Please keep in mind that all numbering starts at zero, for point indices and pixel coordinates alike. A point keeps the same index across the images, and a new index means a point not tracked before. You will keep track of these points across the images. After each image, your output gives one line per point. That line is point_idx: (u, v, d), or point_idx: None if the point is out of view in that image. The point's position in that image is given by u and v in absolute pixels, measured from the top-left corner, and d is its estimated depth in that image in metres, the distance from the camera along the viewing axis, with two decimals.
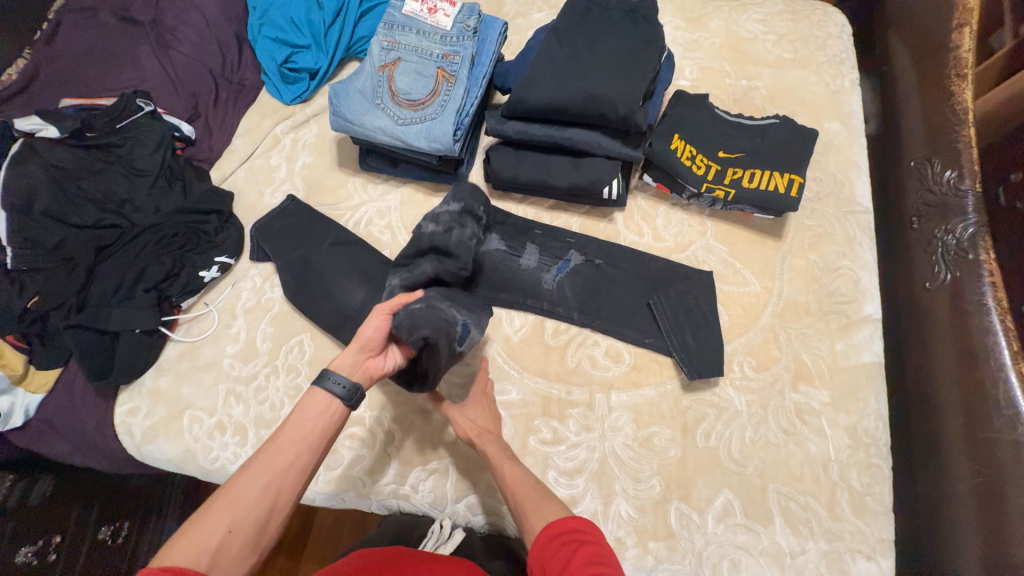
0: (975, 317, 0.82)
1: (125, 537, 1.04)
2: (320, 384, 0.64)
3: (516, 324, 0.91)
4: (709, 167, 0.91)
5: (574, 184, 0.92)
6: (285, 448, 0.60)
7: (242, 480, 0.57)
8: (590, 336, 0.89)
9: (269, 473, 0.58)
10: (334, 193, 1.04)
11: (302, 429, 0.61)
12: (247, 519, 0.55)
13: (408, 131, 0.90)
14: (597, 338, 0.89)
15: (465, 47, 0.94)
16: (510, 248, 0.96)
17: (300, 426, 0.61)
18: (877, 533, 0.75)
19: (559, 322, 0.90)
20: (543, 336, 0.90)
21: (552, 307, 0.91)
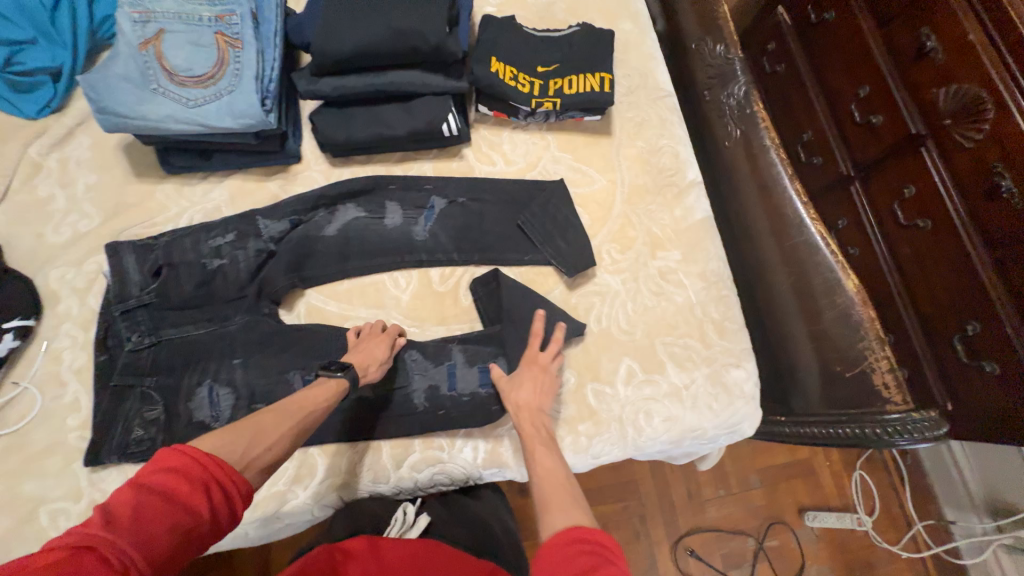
0: (762, 156, 1.02)
1: None
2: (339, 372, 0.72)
3: (402, 284, 0.90)
4: (532, 84, 0.95)
5: (412, 128, 0.90)
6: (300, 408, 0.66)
7: (270, 423, 0.61)
8: (476, 271, 0.92)
9: (298, 420, 0.64)
10: (141, 208, 0.88)
11: (311, 400, 0.67)
12: (283, 442, 0.61)
13: (206, 111, 0.79)
14: (483, 270, 0.92)
15: (240, 3, 0.82)
16: (369, 212, 0.93)
17: (314, 397, 0.67)
18: (739, 345, 0.93)
19: (443, 268, 0.91)
20: (432, 285, 0.90)
21: (433, 255, 0.91)
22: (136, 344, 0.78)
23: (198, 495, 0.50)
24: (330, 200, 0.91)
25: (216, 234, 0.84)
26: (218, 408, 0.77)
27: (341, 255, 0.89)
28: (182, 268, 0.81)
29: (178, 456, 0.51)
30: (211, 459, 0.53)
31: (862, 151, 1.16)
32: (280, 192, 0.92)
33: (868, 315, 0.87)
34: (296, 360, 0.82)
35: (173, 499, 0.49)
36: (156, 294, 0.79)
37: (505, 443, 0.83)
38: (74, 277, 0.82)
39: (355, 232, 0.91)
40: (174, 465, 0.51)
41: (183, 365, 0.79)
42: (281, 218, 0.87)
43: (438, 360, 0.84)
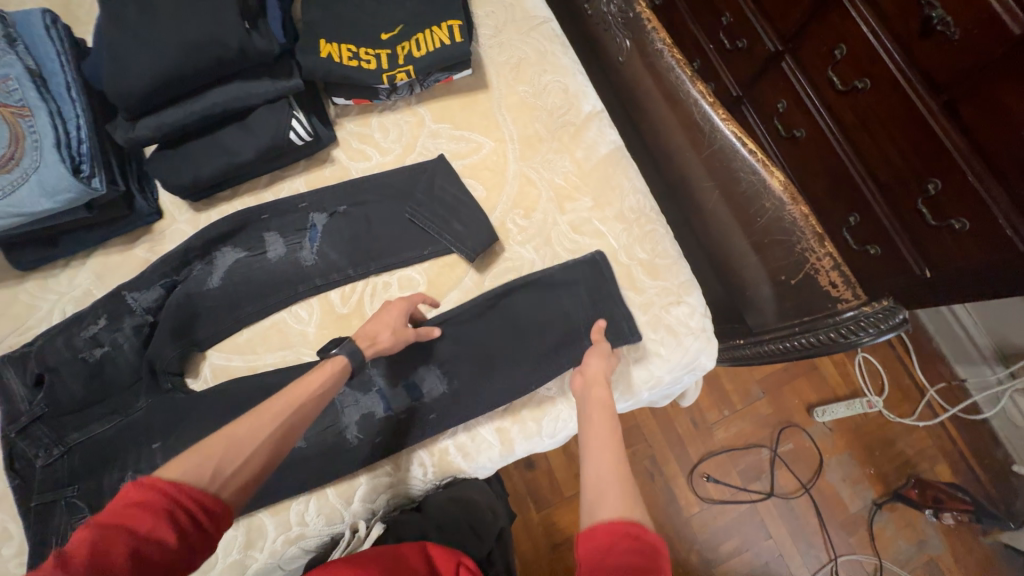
0: (659, 62, 0.89)
1: None
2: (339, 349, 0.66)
3: (304, 316, 0.83)
4: (377, 57, 0.83)
5: (259, 146, 0.80)
6: (300, 397, 0.59)
7: (251, 430, 0.54)
8: (377, 281, 0.84)
9: (280, 423, 0.56)
10: (6, 317, 0.81)
11: (304, 391, 0.60)
12: (259, 455, 0.54)
13: (16, 197, 0.70)
14: (385, 278, 0.84)
15: (12, 64, 0.72)
16: (249, 250, 0.84)
17: (306, 388, 0.60)
18: (676, 280, 0.85)
19: (342, 288, 0.84)
20: (334, 309, 0.83)
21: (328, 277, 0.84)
22: (46, 457, 0.74)
23: (160, 527, 0.47)
24: (202, 248, 0.82)
25: (86, 322, 0.77)
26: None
27: (230, 305, 0.82)
28: (62, 370, 0.75)
29: (137, 489, 0.48)
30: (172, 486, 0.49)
31: (781, 20, 1.01)
32: (149, 256, 0.84)
33: (800, 211, 0.78)
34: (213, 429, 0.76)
35: (135, 531, 0.46)
36: (46, 404, 0.74)
37: (452, 449, 0.79)
38: None
39: (240, 277, 0.83)
40: (135, 498, 0.47)
41: (101, 464, 0.75)
42: (150, 287, 0.80)
43: (364, 388, 0.80)
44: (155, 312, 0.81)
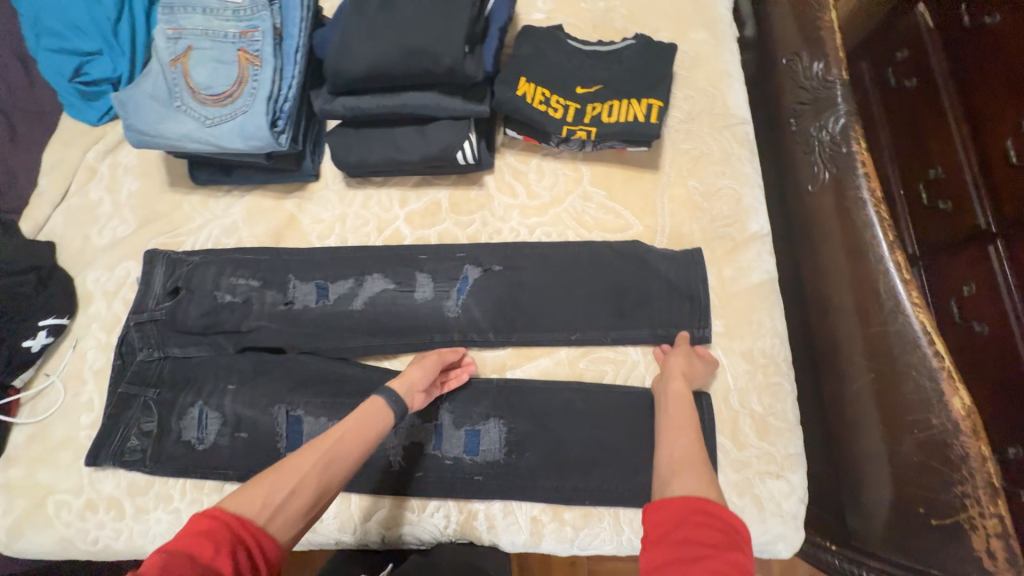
0: (856, 213, 0.79)
1: None
2: (377, 393, 0.68)
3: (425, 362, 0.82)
4: (566, 108, 0.82)
5: (425, 154, 0.83)
6: (340, 436, 0.61)
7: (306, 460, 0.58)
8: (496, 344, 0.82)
9: (330, 454, 0.59)
10: (169, 217, 0.91)
11: (355, 423, 0.63)
12: (306, 487, 0.56)
13: (219, 131, 0.78)
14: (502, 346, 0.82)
15: (263, 19, 0.79)
16: (400, 285, 0.85)
17: (355, 419, 0.64)
18: (784, 451, 0.74)
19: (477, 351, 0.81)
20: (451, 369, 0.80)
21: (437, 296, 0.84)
22: (145, 355, 0.81)
23: (224, 554, 0.47)
24: (360, 271, 0.86)
25: (236, 275, 0.84)
26: (206, 431, 0.77)
27: (362, 333, 0.82)
28: (195, 287, 0.82)
29: (209, 520, 0.49)
30: (240, 517, 0.51)
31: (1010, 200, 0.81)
32: (295, 211, 0.91)
33: (978, 451, 0.62)
34: (287, 393, 0.79)
35: (195, 560, 0.45)
36: (167, 313, 0.81)
37: (480, 515, 0.75)
38: (107, 280, 0.88)
39: (381, 308, 0.83)
40: (203, 528, 0.48)
41: (182, 382, 0.80)
42: (297, 262, 0.86)
43: (426, 418, 0.78)
44: (289, 297, 0.84)
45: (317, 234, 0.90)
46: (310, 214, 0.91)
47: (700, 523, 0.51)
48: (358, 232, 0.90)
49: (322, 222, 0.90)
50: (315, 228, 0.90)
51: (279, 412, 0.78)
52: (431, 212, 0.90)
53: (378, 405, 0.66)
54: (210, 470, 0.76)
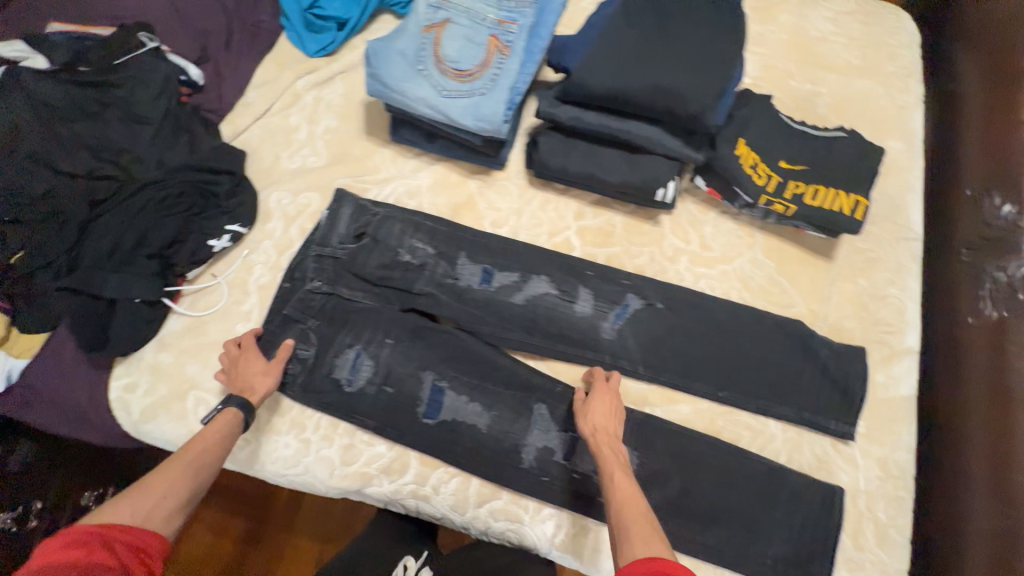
0: (1017, 359, 0.76)
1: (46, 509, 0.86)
2: (229, 403, 0.72)
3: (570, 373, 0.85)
4: (770, 178, 0.85)
5: (625, 181, 0.86)
6: (203, 446, 0.65)
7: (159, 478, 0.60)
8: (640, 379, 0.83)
9: (189, 463, 0.63)
10: (359, 162, 0.94)
11: (199, 451, 0.65)
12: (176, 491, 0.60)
13: (453, 104, 0.81)
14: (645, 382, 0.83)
15: (524, 14, 0.83)
16: (562, 292, 0.87)
17: (201, 446, 0.65)
18: (898, 565, 0.75)
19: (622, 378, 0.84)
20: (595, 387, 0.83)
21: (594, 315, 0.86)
22: (312, 286, 0.83)
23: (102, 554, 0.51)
24: (527, 268, 0.88)
25: (412, 237, 0.87)
26: (358, 375, 0.81)
27: (518, 326, 0.85)
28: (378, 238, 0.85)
29: (72, 532, 0.52)
30: (98, 526, 0.53)
31: None
32: (475, 193, 0.94)
33: None
34: (439, 363, 0.82)
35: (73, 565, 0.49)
36: (349, 256, 0.84)
37: (590, 535, 0.77)
38: (288, 204, 0.92)
39: (541, 310, 0.86)
40: (77, 537, 0.51)
41: (340, 321, 0.83)
42: (467, 242, 0.89)
43: (562, 426, 0.80)
44: (455, 275, 0.86)
45: (491, 220, 0.93)
46: (490, 200, 0.94)
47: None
48: (530, 231, 0.93)
49: (498, 210, 0.94)
50: (491, 214, 0.94)
51: (427, 379, 0.81)
52: (603, 232, 0.93)
53: (233, 412, 0.70)
54: (350, 414, 0.80)
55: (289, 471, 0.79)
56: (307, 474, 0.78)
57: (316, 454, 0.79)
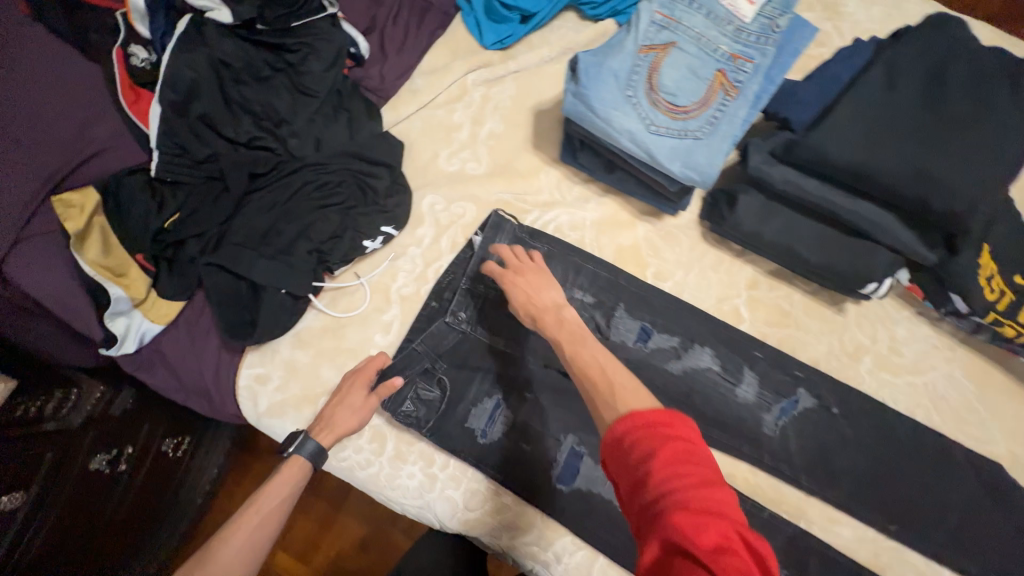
0: None
1: (131, 458, 0.82)
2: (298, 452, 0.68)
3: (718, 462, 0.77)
4: (1004, 295, 0.70)
5: (829, 264, 0.74)
6: (262, 514, 0.64)
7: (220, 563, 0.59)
8: (799, 487, 0.74)
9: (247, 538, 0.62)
10: (522, 178, 0.86)
11: (258, 519, 0.63)
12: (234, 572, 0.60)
13: (660, 142, 0.71)
14: (803, 491, 0.75)
15: (763, 52, 0.71)
16: (725, 372, 0.78)
17: (262, 510, 0.64)
18: None
19: (777, 481, 0.75)
20: (744, 484, 0.76)
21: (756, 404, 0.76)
22: (453, 320, 0.78)
23: None
24: (690, 335, 0.79)
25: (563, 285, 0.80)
26: (492, 427, 0.76)
27: (672, 399, 0.77)
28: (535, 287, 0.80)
29: None
30: None
31: None
32: (642, 236, 0.85)
33: None
34: (581, 421, 0.76)
35: None
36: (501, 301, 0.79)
37: None
38: (441, 211, 0.85)
39: (699, 386, 0.77)
40: None
41: (482, 353, 0.78)
42: (621, 298, 0.80)
43: None
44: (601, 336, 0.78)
45: (653, 270, 0.84)
46: (656, 247, 0.85)
47: (672, 463, 0.44)
48: (696, 291, 0.83)
49: (664, 260, 0.84)
50: (655, 263, 0.84)
51: (566, 440, 0.76)
52: (778, 308, 0.82)
53: (295, 464, 0.68)
54: (481, 463, 0.74)
55: (411, 500, 0.75)
56: (429, 508, 0.75)
57: (442, 491, 0.75)
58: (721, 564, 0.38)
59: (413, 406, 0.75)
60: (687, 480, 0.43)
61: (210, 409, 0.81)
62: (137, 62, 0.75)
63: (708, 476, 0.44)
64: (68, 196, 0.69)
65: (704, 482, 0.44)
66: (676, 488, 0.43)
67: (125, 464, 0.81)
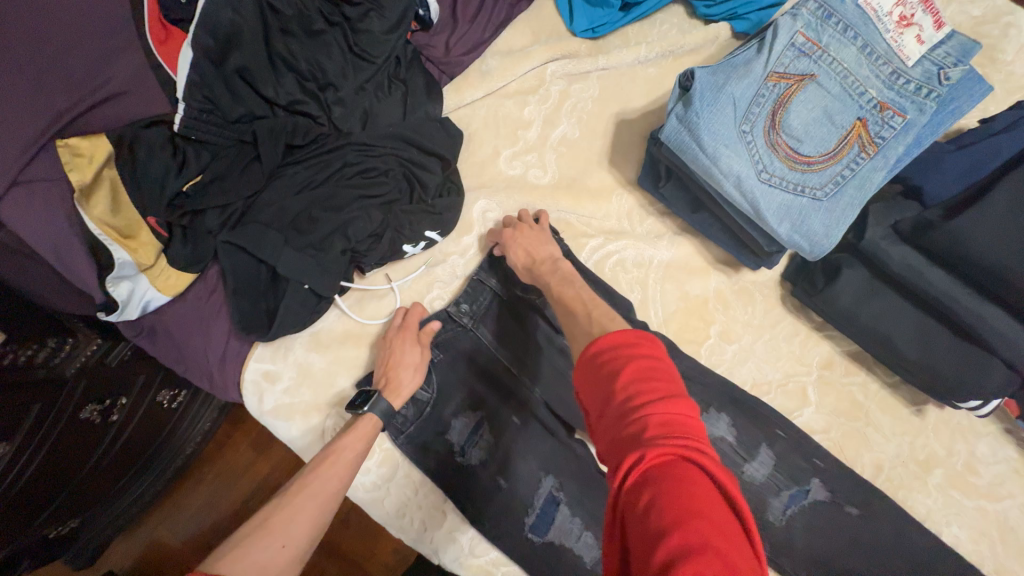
0: None
1: (123, 408, 0.71)
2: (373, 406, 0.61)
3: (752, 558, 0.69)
4: None
5: (930, 364, 0.64)
6: (337, 469, 0.57)
7: (291, 511, 0.52)
8: None
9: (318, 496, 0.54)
10: (591, 197, 0.76)
11: (329, 476, 0.56)
12: (300, 539, 0.52)
13: (772, 194, 0.60)
14: None
15: (922, 107, 0.58)
16: (738, 445, 0.68)
17: (335, 467, 0.57)
18: None
19: None
20: None
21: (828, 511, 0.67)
22: (455, 311, 0.69)
23: None
24: (751, 414, 0.69)
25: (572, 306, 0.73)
26: (472, 448, 0.68)
27: None
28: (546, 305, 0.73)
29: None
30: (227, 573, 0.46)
31: None
32: (713, 289, 0.75)
33: None
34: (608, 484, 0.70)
35: None
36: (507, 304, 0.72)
37: None
38: (494, 219, 0.75)
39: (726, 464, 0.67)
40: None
41: (513, 392, 0.70)
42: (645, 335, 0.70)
43: None
44: None
45: (719, 329, 0.74)
46: (726, 302, 0.75)
47: (636, 379, 0.42)
48: (764, 361, 0.73)
49: (733, 320, 0.74)
50: (723, 322, 0.74)
51: (545, 482, 0.68)
52: (850, 397, 0.73)
53: (370, 421, 0.61)
54: (491, 516, 0.66)
55: (412, 534, 0.68)
56: (432, 547, 0.68)
57: (450, 531, 0.68)
58: (679, 481, 0.35)
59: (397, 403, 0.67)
60: (653, 394, 0.40)
61: (211, 389, 0.73)
62: None
63: (677, 393, 0.41)
64: (75, 142, 0.58)
65: (668, 395, 0.41)
66: (643, 402, 0.40)
67: (117, 415, 0.70)
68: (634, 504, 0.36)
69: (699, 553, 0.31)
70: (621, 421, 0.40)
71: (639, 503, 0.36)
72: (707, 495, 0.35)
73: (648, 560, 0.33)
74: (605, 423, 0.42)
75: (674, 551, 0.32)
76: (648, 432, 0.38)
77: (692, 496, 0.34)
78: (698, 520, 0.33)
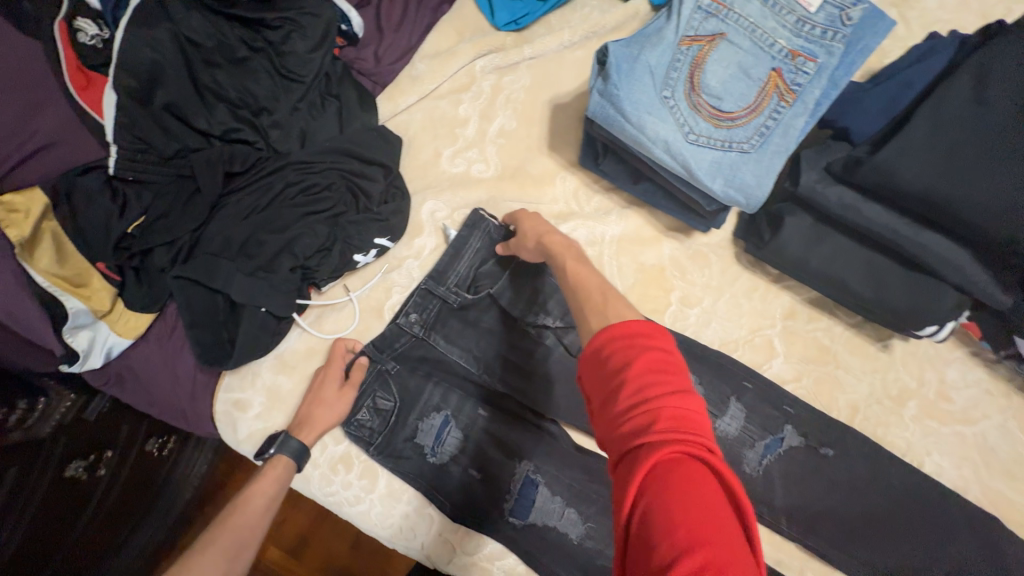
0: None
1: (109, 461, 0.68)
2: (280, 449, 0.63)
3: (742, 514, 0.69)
4: None
5: (883, 299, 0.65)
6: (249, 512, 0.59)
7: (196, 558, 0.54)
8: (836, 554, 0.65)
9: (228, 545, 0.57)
10: (535, 184, 0.77)
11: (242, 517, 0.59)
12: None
13: (703, 154, 0.61)
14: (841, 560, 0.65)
15: (830, 50, 0.60)
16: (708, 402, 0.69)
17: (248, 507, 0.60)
18: None
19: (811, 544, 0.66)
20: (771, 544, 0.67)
21: (805, 457, 0.68)
22: (405, 321, 0.70)
23: None
24: (718, 372, 0.70)
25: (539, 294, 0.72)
26: (442, 446, 0.68)
27: None
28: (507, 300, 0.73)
29: None
30: None
31: None
32: (668, 256, 0.76)
33: None
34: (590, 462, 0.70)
35: None
36: (462, 309, 0.71)
37: None
38: (444, 219, 0.75)
39: None
40: None
41: (483, 384, 0.71)
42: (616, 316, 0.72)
43: None
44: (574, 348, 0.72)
45: (679, 295, 0.74)
46: (683, 268, 0.75)
47: (642, 374, 0.41)
48: (727, 320, 0.74)
49: (692, 284, 0.75)
50: (682, 287, 0.75)
51: (522, 466, 0.68)
52: (817, 343, 0.73)
53: (281, 464, 0.63)
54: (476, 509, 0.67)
55: (402, 542, 0.68)
56: (425, 552, 0.67)
57: (440, 534, 0.68)
58: (683, 480, 0.35)
59: (361, 417, 0.68)
60: (655, 391, 0.40)
61: (187, 427, 0.72)
62: (85, 39, 0.65)
63: (684, 390, 0.40)
64: (9, 198, 0.58)
65: (676, 392, 0.40)
66: (647, 399, 0.40)
67: (105, 469, 0.68)
68: (635, 503, 0.36)
69: (699, 550, 0.32)
70: (625, 419, 0.40)
71: (640, 499, 0.36)
72: (712, 497, 0.34)
73: (648, 553, 0.33)
74: (608, 420, 0.42)
75: (675, 547, 0.32)
76: (654, 432, 0.38)
77: (698, 498, 0.34)
78: (700, 521, 0.33)
